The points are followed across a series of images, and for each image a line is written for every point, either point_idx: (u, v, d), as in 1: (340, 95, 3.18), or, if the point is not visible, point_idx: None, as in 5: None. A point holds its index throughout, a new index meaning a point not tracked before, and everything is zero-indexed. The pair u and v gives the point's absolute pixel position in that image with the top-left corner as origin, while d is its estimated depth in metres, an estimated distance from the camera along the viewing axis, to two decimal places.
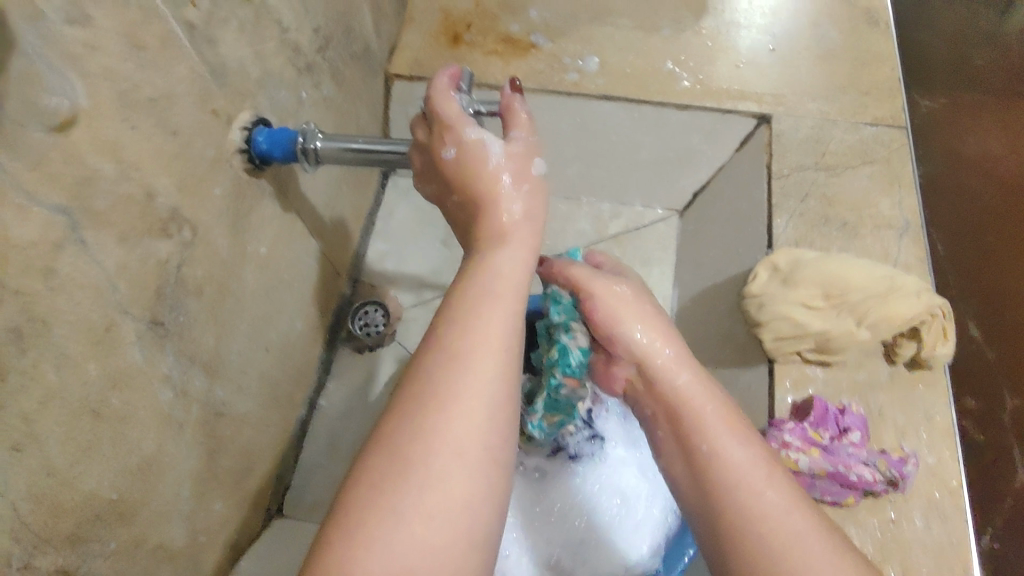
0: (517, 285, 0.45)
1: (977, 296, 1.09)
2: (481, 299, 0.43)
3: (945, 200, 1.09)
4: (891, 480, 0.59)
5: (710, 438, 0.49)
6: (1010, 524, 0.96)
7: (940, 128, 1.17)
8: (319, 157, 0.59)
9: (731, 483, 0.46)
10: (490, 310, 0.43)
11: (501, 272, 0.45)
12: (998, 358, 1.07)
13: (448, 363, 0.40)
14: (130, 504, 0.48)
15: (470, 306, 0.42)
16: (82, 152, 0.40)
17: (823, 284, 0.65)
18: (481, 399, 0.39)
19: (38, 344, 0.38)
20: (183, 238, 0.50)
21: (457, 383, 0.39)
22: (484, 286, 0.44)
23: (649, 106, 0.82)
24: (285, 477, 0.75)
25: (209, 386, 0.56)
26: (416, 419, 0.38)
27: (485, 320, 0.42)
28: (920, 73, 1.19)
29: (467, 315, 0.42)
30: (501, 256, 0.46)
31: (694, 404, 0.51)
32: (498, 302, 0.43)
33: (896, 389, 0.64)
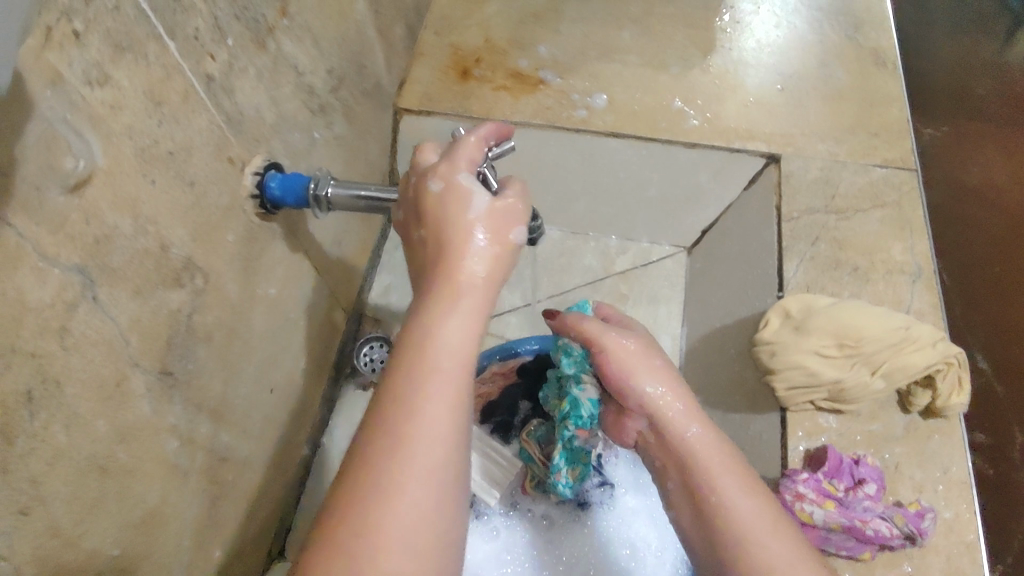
0: (464, 360, 0.39)
1: (985, 328, 1.08)
2: (427, 373, 0.38)
3: (951, 230, 1.09)
4: (908, 535, 0.57)
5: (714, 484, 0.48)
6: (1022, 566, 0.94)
7: (944, 157, 1.17)
8: (331, 204, 0.58)
9: (737, 532, 0.45)
10: (434, 390, 0.37)
11: (444, 337, 0.39)
12: (1009, 395, 1.05)
13: (396, 463, 0.35)
14: (133, 558, 0.47)
15: (408, 390, 0.37)
16: (100, 212, 0.39)
17: (837, 333, 0.64)
18: (426, 496, 0.35)
19: (49, 405, 0.38)
20: (195, 286, 0.49)
21: (401, 473, 0.35)
22: (424, 359, 0.39)
23: (657, 144, 0.82)
24: (287, 518, 0.74)
25: (216, 431, 0.55)
26: (361, 516, 0.34)
27: (432, 399, 0.37)
28: (924, 104, 1.19)
29: (411, 394, 0.37)
30: (445, 322, 0.40)
31: (701, 452, 0.51)
32: (444, 376, 0.38)
33: (912, 442, 0.63)
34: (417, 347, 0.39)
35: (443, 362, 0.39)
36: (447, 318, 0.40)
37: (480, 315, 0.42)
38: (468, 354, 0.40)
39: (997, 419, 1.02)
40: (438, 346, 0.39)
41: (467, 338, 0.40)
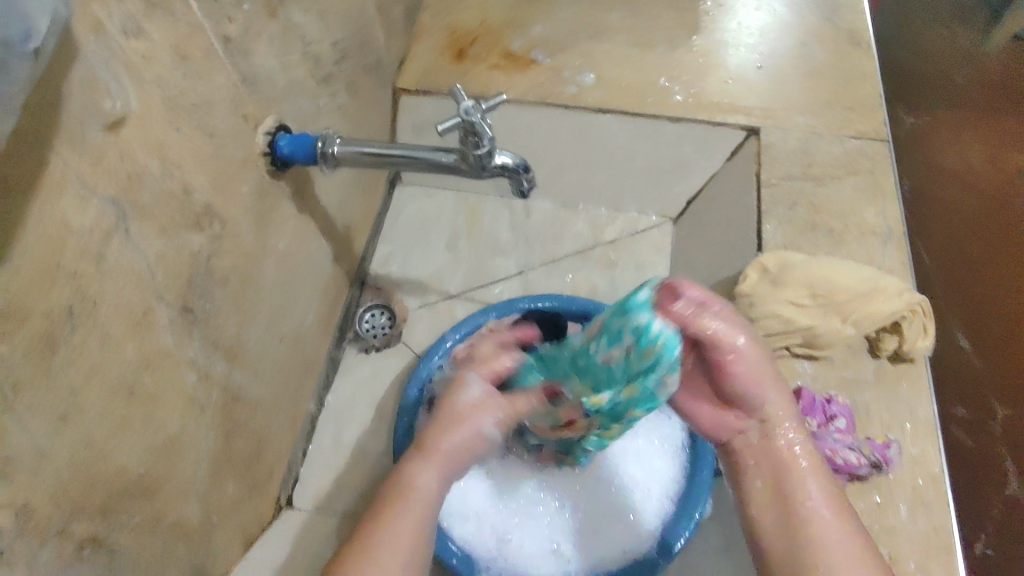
0: (423, 504, 0.52)
1: (964, 302, 1.10)
2: (396, 504, 0.51)
3: (925, 210, 1.14)
4: (875, 463, 0.62)
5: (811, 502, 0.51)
6: (1003, 532, 0.95)
7: (922, 143, 1.22)
8: (338, 161, 0.61)
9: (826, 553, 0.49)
10: (399, 528, 0.50)
11: (417, 486, 0.53)
12: (987, 368, 1.07)
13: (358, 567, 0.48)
14: (154, 480, 0.51)
15: (377, 521, 0.51)
16: (133, 151, 0.43)
17: (809, 285, 0.69)
18: None
19: (86, 323, 0.41)
20: (213, 231, 0.53)
21: None
22: (401, 499, 0.52)
23: (644, 117, 0.87)
24: (293, 468, 0.78)
25: (229, 371, 0.59)
26: None
27: (391, 528, 0.50)
28: (903, 92, 1.25)
29: (379, 522, 0.50)
30: (420, 475, 0.53)
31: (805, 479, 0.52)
32: (409, 506, 0.51)
33: (882, 386, 0.67)
34: (399, 489, 0.53)
35: (418, 503, 0.52)
36: (425, 471, 0.54)
37: (453, 470, 0.55)
38: (428, 505, 0.52)
39: (977, 392, 1.03)
40: (415, 494, 0.52)
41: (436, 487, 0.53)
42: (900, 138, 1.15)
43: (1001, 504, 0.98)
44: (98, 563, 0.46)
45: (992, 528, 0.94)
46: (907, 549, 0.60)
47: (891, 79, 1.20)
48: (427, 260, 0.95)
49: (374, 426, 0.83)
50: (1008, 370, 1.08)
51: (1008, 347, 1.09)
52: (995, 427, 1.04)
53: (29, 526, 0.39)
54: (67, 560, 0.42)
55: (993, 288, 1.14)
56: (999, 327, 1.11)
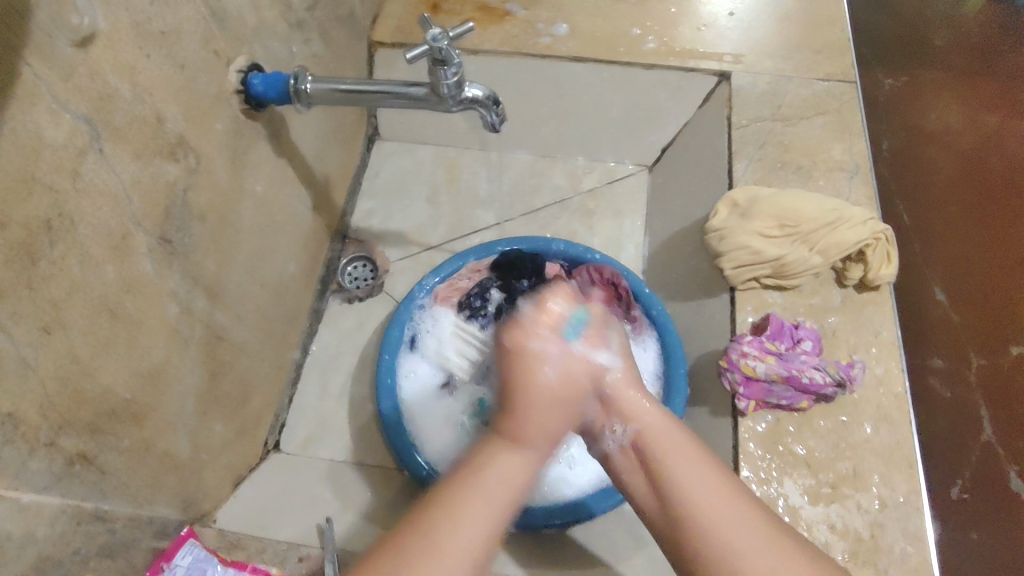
0: (511, 490, 0.47)
1: (947, 261, 1.04)
2: (470, 481, 0.47)
3: (904, 172, 1.09)
4: (840, 382, 0.64)
5: (664, 460, 0.49)
6: (977, 477, 0.90)
7: (901, 105, 1.17)
8: (311, 99, 0.62)
9: (698, 517, 0.47)
10: (476, 507, 0.45)
11: (502, 471, 0.47)
12: (965, 322, 1.01)
13: (446, 542, 0.43)
14: (141, 406, 0.52)
15: (455, 500, 0.45)
16: (104, 71, 0.44)
17: (777, 216, 0.71)
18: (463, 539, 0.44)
19: (65, 239, 0.43)
20: (188, 164, 0.54)
21: (450, 527, 0.44)
22: (479, 477, 0.47)
23: (617, 66, 0.88)
24: (280, 414, 0.79)
25: (211, 307, 0.61)
26: (420, 548, 0.43)
27: (469, 509, 0.45)
28: (884, 53, 1.20)
29: (461, 493, 0.46)
30: (508, 460, 0.48)
31: (670, 453, 0.50)
32: (480, 482, 0.47)
33: (848, 312, 0.70)
34: (477, 466, 0.48)
35: (490, 483, 0.47)
36: (506, 454, 0.48)
37: (534, 455, 0.49)
38: (515, 488, 0.47)
39: (950, 343, 0.97)
40: (489, 478, 0.47)
41: (521, 471, 0.48)
42: (877, 101, 1.12)
43: (976, 451, 0.92)
44: (88, 480, 0.47)
45: (965, 471, 0.89)
46: (872, 463, 0.63)
47: (866, 37, 1.15)
48: (407, 214, 0.96)
49: (358, 374, 0.85)
50: (985, 321, 1.02)
51: (990, 302, 1.03)
52: (971, 376, 0.97)
53: (18, 434, 0.41)
54: (57, 473, 0.44)
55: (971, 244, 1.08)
56: (980, 283, 1.04)
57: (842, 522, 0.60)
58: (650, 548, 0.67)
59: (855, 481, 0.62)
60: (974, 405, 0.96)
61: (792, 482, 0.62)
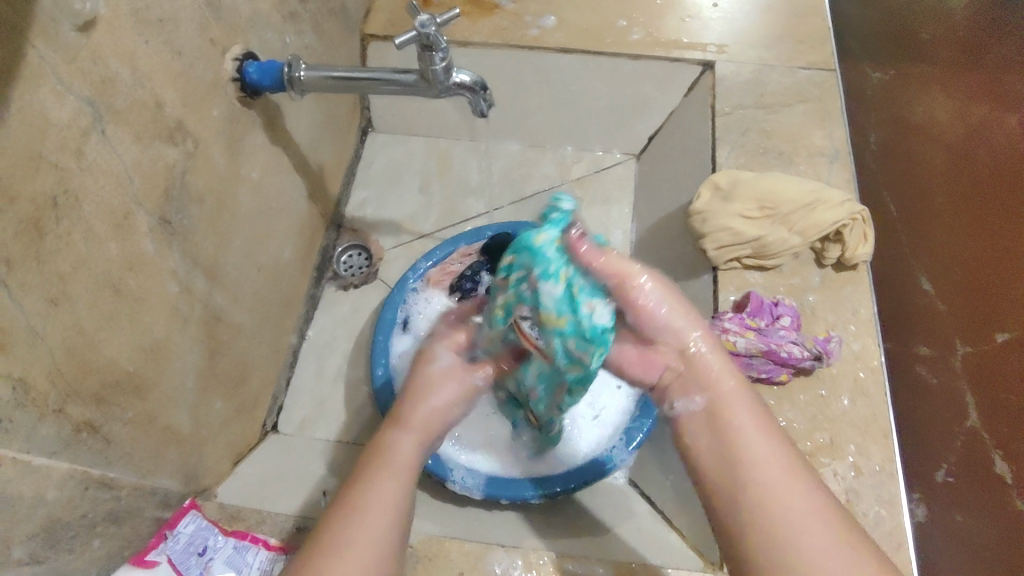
0: (410, 464, 0.49)
1: (940, 251, 1.00)
2: (371, 471, 0.47)
3: (887, 163, 1.08)
4: (817, 355, 0.67)
5: (740, 433, 0.47)
6: (963, 465, 0.87)
7: (887, 97, 1.16)
8: (305, 86, 0.64)
9: (774, 498, 0.43)
10: (381, 484, 0.46)
11: (399, 450, 0.50)
12: (951, 309, 0.96)
13: (361, 512, 0.44)
14: (144, 380, 0.54)
15: (356, 488, 0.46)
16: (105, 56, 0.46)
17: (758, 198, 0.73)
18: (371, 519, 0.44)
19: (70, 215, 0.45)
20: (187, 148, 0.57)
21: (351, 512, 0.44)
22: (382, 460, 0.48)
23: (604, 57, 0.90)
24: (278, 397, 0.82)
25: (210, 288, 0.63)
26: (323, 543, 0.43)
27: (373, 488, 0.46)
28: (868, 48, 1.20)
29: (361, 484, 0.46)
30: (401, 441, 0.50)
31: (744, 428, 0.47)
32: (385, 471, 0.47)
33: (826, 291, 0.72)
34: (374, 456, 0.49)
35: (394, 464, 0.48)
36: (402, 438, 0.51)
37: (428, 440, 0.52)
38: (413, 464, 0.49)
39: (926, 330, 0.94)
40: (393, 456, 0.49)
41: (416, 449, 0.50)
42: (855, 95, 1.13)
43: (960, 437, 0.89)
44: (95, 448, 0.50)
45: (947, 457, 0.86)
46: (849, 433, 0.65)
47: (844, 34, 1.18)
48: (400, 203, 0.98)
49: (354, 357, 0.87)
50: (973, 307, 0.96)
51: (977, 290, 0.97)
52: (955, 361, 0.93)
53: (28, 399, 0.43)
54: (65, 438, 0.46)
55: (960, 236, 1.02)
56: (966, 272, 0.99)
57: None
58: (636, 518, 0.69)
59: (831, 451, 0.64)
60: (960, 393, 0.91)
61: None
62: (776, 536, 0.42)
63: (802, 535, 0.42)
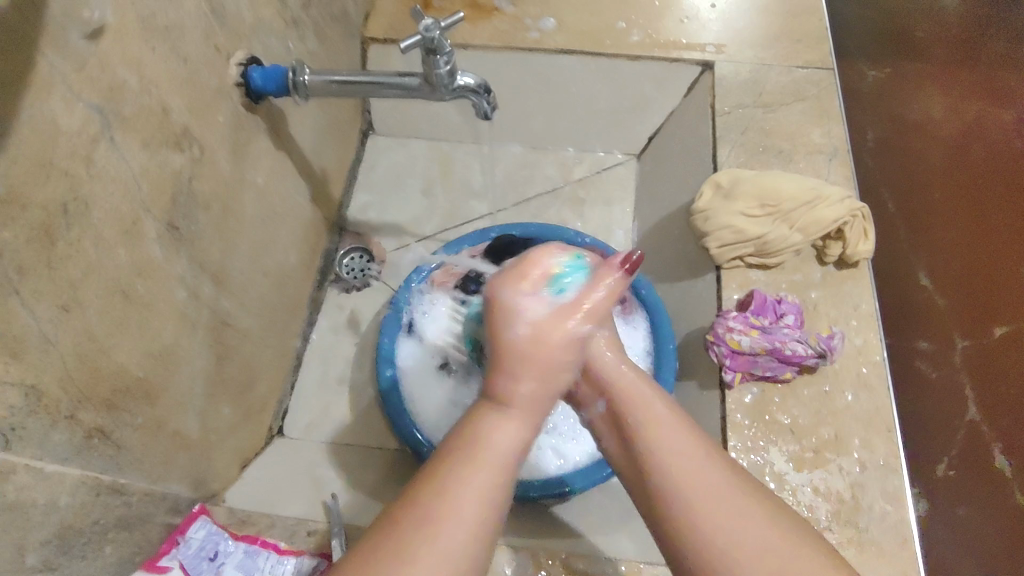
0: (508, 464, 0.44)
1: (942, 247, 1.00)
2: (467, 465, 0.42)
3: (885, 162, 1.08)
4: (822, 353, 0.67)
5: (644, 429, 0.47)
6: (963, 458, 0.88)
7: (884, 95, 1.15)
8: (309, 91, 0.64)
9: (676, 486, 0.44)
10: (473, 483, 0.42)
11: (497, 440, 0.44)
12: (952, 304, 0.97)
13: (445, 511, 0.40)
14: (153, 386, 0.55)
15: (450, 485, 0.42)
16: (112, 64, 0.47)
17: (759, 197, 0.74)
18: (457, 530, 0.40)
19: (81, 222, 0.45)
20: (193, 154, 0.57)
21: (440, 513, 0.40)
22: (475, 450, 0.43)
23: (603, 58, 0.91)
24: (284, 401, 0.82)
25: (217, 293, 0.63)
26: (406, 545, 0.39)
27: (465, 489, 0.41)
28: (863, 46, 1.18)
29: (454, 481, 0.42)
30: (500, 428, 0.45)
31: (649, 421, 0.47)
32: (479, 469, 0.42)
33: (828, 287, 0.73)
34: (473, 445, 0.44)
35: (490, 459, 0.43)
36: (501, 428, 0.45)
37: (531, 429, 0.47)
38: (513, 462, 0.44)
39: (928, 326, 0.95)
40: (489, 450, 0.44)
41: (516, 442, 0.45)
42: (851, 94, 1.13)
43: (961, 431, 0.89)
44: (106, 454, 0.50)
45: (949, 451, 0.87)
46: (853, 429, 0.66)
47: (840, 32, 1.16)
48: (402, 206, 0.98)
49: (359, 360, 0.88)
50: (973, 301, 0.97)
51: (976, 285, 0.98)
52: (955, 356, 0.93)
53: (40, 406, 0.43)
54: (77, 444, 0.47)
55: (959, 230, 1.03)
56: (964, 265, 1.00)
57: (825, 486, 0.63)
58: None
59: (836, 446, 0.65)
60: (962, 386, 0.92)
61: (777, 449, 0.65)
62: (691, 529, 0.43)
63: (715, 525, 0.43)
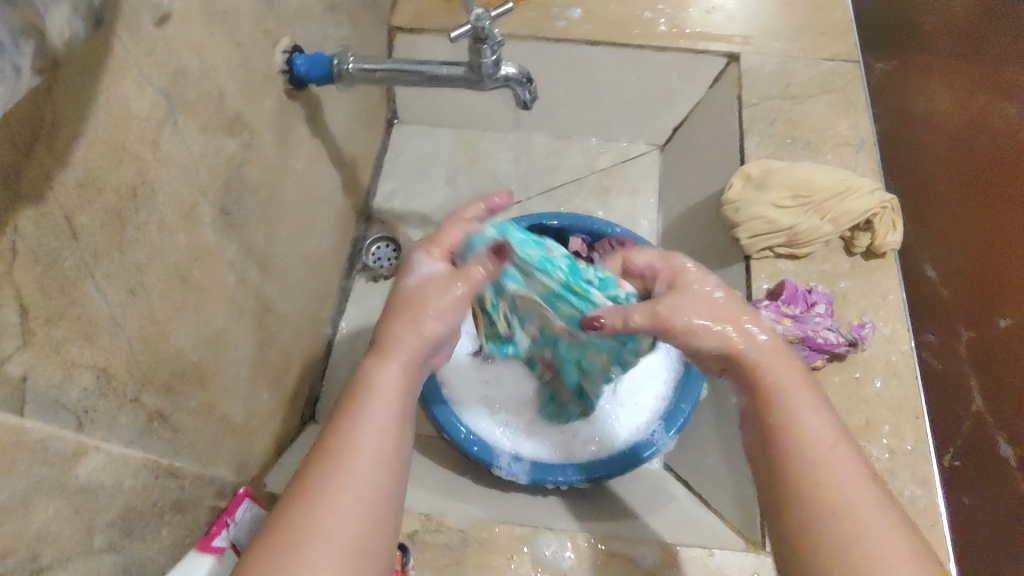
0: (398, 397, 0.47)
1: (947, 239, 0.97)
2: (360, 403, 0.45)
3: (895, 153, 1.03)
4: (852, 341, 0.69)
5: (791, 422, 0.44)
6: (969, 447, 0.86)
7: (893, 88, 1.10)
8: (352, 80, 0.65)
9: (826, 480, 0.41)
10: (369, 418, 0.44)
11: (385, 380, 0.47)
12: (957, 296, 0.94)
13: (347, 452, 0.42)
14: (205, 369, 0.55)
15: (348, 420, 0.44)
16: (177, 49, 0.47)
17: (791, 187, 0.75)
18: (364, 470, 0.42)
19: (148, 206, 0.46)
20: (244, 139, 0.57)
21: (345, 456, 0.42)
22: (369, 392, 0.46)
23: (631, 48, 0.91)
24: (316, 388, 0.83)
25: (261, 279, 0.64)
26: (307, 491, 0.40)
27: (361, 429, 0.44)
28: (873, 36, 1.13)
29: (350, 419, 0.44)
30: (386, 369, 0.48)
31: (796, 413, 0.44)
32: (374, 406, 0.45)
33: (858, 277, 0.74)
34: (364, 384, 0.47)
35: (382, 394, 0.46)
36: (389, 364, 0.48)
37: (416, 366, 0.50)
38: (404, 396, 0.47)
39: (939, 317, 0.92)
40: (381, 384, 0.47)
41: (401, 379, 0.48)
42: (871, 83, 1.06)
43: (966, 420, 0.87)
44: (164, 437, 0.51)
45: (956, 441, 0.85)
46: (885, 415, 0.67)
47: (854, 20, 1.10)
48: (427, 195, 0.99)
49: None
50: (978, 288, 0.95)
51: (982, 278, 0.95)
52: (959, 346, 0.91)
53: (110, 388, 0.44)
54: (140, 427, 0.47)
55: (967, 225, 0.99)
56: (969, 257, 0.97)
57: None
58: (676, 500, 0.72)
59: (867, 432, 0.66)
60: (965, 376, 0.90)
61: None
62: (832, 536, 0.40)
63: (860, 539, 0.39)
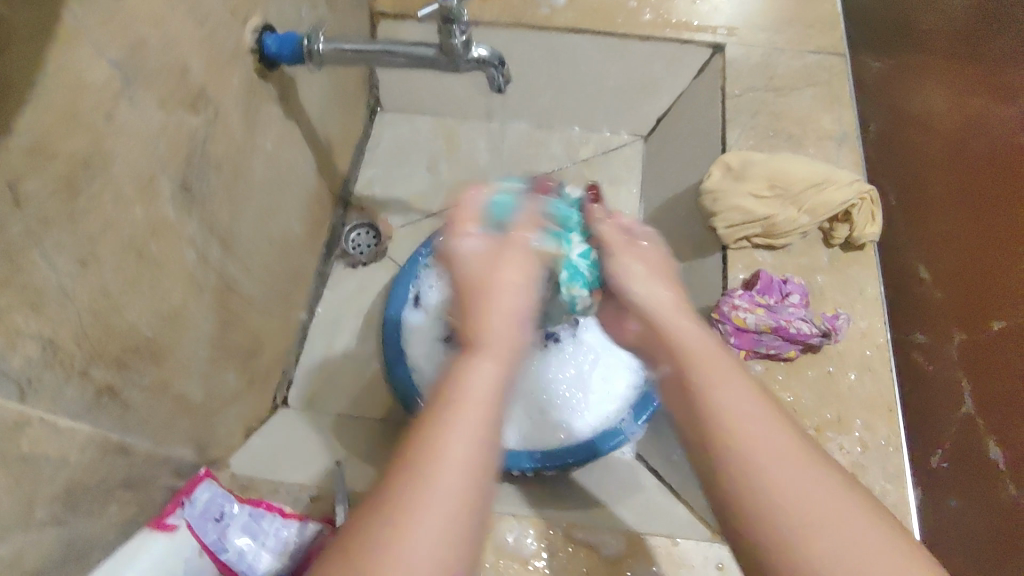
0: (490, 402, 0.39)
1: (936, 236, 0.89)
2: (438, 409, 0.37)
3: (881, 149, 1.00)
4: (825, 332, 0.68)
5: (709, 395, 0.42)
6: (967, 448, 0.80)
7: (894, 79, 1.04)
8: (322, 60, 0.65)
9: (746, 456, 0.39)
10: (455, 424, 0.37)
11: (474, 380, 0.39)
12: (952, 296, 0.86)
13: (432, 456, 0.35)
14: (161, 346, 0.55)
15: (434, 415, 0.38)
16: (137, 18, 0.46)
17: (769, 177, 0.74)
18: (447, 481, 0.35)
19: (101, 176, 0.45)
20: (208, 116, 0.57)
21: (419, 471, 0.35)
22: (455, 393, 0.38)
23: (616, 37, 0.89)
24: (288, 372, 0.83)
25: (224, 258, 0.63)
26: (384, 506, 0.34)
27: (447, 436, 0.36)
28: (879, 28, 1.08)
29: (436, 426, 0.37)
30: (477, 369, 0.40)
31: (713, 386, 0.43)
32: (456, 412, 0.37)
33: (835, 271, 0.73)
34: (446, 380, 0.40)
35: (469, 393, 0.39)
36: (483, 363, 0.41)
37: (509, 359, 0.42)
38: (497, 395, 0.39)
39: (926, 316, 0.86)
40: (468, 385, 0.39)
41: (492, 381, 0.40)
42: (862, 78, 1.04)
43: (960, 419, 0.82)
44: (114, 414, 0.50)
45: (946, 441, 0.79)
46: (856, 409, 0.66)
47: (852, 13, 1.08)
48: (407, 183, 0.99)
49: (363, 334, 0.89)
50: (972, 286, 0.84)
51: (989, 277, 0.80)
52: None
53: (56, 360, 0.43)
54: (88, 402, 0.47)
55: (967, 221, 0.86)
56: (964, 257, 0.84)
57: None
58: (645, 491, 0.71)
59: (838, 426, 0.66)
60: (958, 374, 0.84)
61: None
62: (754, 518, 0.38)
63: (782, 521, 0.37)
